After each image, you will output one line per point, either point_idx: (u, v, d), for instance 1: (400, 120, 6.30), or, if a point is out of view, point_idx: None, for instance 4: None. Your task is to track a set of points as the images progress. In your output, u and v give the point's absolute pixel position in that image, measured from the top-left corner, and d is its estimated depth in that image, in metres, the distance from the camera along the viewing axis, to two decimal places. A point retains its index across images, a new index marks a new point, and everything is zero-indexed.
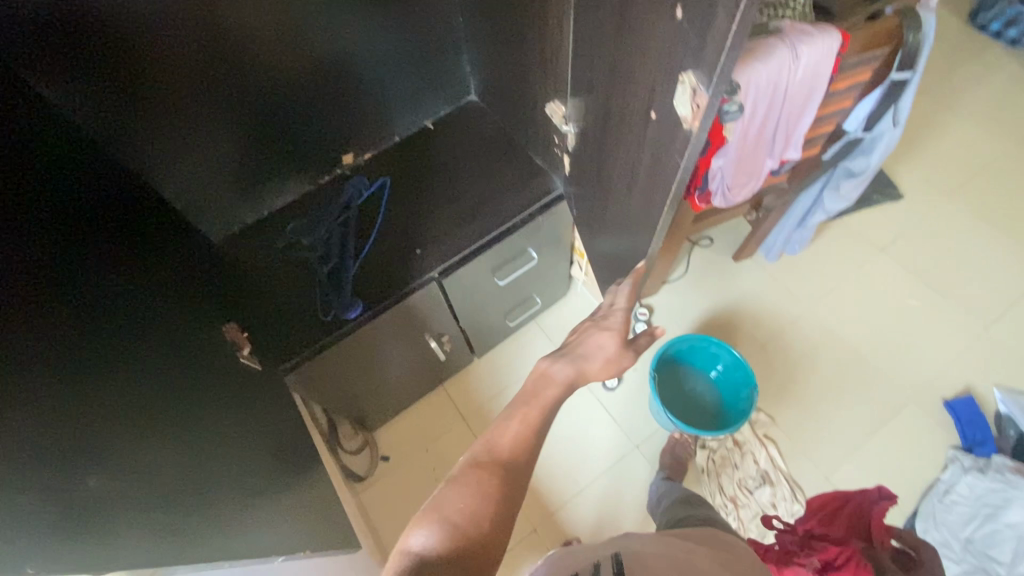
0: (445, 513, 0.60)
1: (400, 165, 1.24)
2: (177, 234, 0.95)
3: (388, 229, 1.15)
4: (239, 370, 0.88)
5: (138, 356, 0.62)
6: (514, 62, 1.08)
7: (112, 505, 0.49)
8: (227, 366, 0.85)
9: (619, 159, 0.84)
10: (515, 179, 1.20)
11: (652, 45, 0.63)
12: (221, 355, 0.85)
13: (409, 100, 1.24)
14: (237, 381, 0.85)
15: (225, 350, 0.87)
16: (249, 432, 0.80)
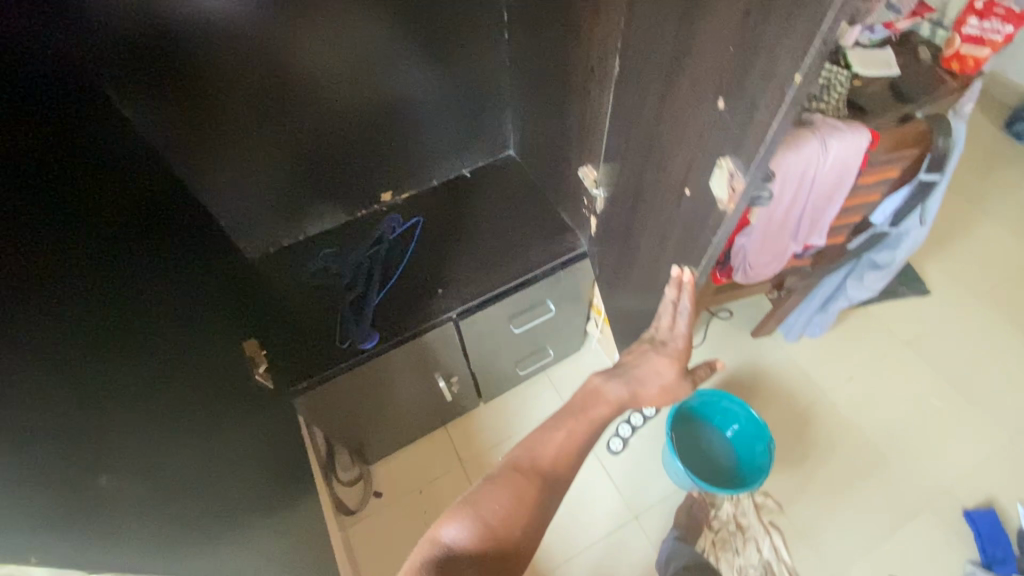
0: (480, 511, 0.68)
1: (434, 207, 1.29)
2: (216, 248, 1.01)
3: (416, 268, 1.19)
4: (250, 384, 0.89)
5: (162, 361, 0.65)
6: (555, 124, 1.14)
7: (113, 506, 0.50)
8: (240, 378, 0.86)
9: (647, 228, 0.87)
10: (543, 233, 1.23)
11: (689, 126, 0.67)
12: (236, 367, 0.86)
13: (450, 147, 1.30)
14: (246, 395, 0.86)
15: (242, 365, 0.89)
16: (253, 451, 0.81)
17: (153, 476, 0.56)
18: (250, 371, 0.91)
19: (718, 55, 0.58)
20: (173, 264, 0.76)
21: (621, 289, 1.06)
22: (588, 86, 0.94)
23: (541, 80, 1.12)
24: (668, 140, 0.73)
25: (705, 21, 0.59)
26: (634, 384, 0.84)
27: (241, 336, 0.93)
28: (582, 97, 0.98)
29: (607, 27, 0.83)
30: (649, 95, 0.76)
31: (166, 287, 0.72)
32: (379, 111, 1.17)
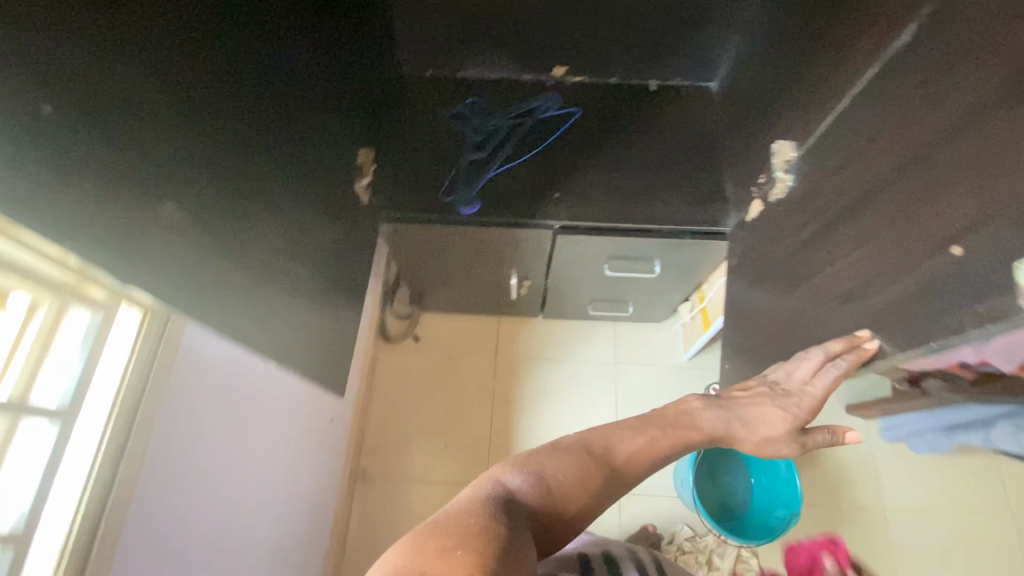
0: (545, 470, 0.61)
1: (600, 105, 1.15)
2: (363, 48, 0.97)
3: (546, 160, 1.09)
4: (326, 176, 0.83)
5: (256, 127, 0.63)
6: (773, 76, 0.92)
7: (172, 237, 0.50)
8: (316, 163, 0.79)
9: (827, 256, 0.69)
10: (694, 192, 1.06)
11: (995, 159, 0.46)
12: (315, 149, 0.79)
13: (640, 50, 1.13)
14: (318, 185, 0.80)
15: (323, 150, 0.82)
16: (320, 251, 0.82)
17: (198, 215, 0.53)
18: (329, 162, 0.84)
19: None
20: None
21: (754, 302, 0.91)
22: (839, 47, 0.72)
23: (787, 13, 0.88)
24: (928, 163, 0.53)
25: None
26: (734, 423, 0.75)
27: (337, 128, 0.86)
28: (823, 58, 0.75)
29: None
30: (926, 93, 0.55)
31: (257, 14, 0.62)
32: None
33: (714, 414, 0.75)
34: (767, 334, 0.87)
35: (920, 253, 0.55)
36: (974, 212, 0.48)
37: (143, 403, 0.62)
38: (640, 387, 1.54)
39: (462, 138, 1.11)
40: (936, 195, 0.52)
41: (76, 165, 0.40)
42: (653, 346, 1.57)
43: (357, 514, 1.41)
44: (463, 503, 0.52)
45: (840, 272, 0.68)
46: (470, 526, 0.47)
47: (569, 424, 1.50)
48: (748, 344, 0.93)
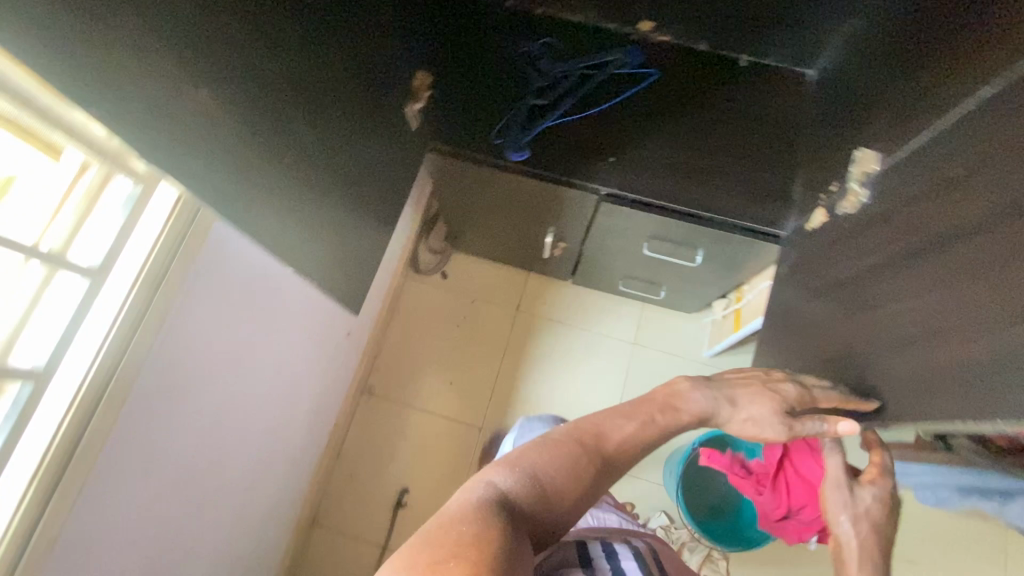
0: (533, 467, 0.60)
1: (679, 73, 1.06)
2: None
3: (607, 121, 1.03)
4: (367, 85, 0.77)
5: (311, 31, 0.61)
6: (879, 75, 0.81)
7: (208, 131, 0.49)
8: (357, 64, 0.73)
9: (877, 287, 0.63)
10: (757, 187, 0.99)
11: None
12: (357, 51, 0.73)
13: (738, 18, 1.02)
14: (357, 92, 0.74)
15: (366, 53, 0.75)
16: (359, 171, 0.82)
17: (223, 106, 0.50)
18: (372, 70, 0.78)
19: None
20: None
21: (790, 317, 0.85)
22: (962, 54, 0.62)
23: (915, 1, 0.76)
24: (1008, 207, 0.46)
25: None
26: (722, 402, 0.71)
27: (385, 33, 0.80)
28: (942, 65, 0.65)
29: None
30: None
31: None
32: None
33: (702, 394, 0.71)
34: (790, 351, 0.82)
35: (963, 305, 0.48)
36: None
37: (165, 279, 0.63)
38: (653, 373, 1.51)
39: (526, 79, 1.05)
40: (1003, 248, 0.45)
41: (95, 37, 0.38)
42: (677, 335, 1.53)
43: (357, 428, 1.48)
44: (456, 507, 0.53)
45: (878, 301, 0.61)
46: (460, 535, 0.48)
47: (575, 391, 1.50)
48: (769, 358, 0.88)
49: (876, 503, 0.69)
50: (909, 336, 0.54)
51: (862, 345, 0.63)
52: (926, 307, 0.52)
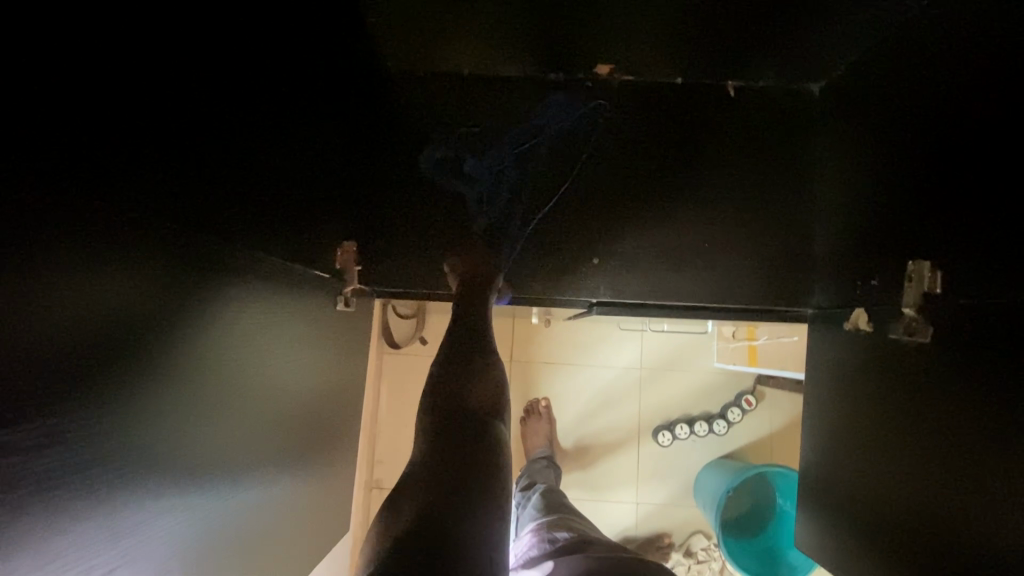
0: None
1: (654, 124, 0.86)
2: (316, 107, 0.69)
3: (579, 209, 0.85)
4: (169, 381, 0.46)
5: (182, 505, 0.49)
6: (926, 149, 0.62)
7: None
8: (8, 386, 0.32)
9: (973, 494, 0.52)
10: (776, 258, 0.84)
11: None
12: (67, 390, 0.36)
13: (720, 48, 0.80)
14: (29, 429, 0.34)
15: (75, 328, 0.37)
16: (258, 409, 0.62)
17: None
18: (157, 319, 0.45)
19: None
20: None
21: (840, 430, 0.75)
22: None
23: (967, 64, 0.57)
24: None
25: None
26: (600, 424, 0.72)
27: (210, 241, 0.52)
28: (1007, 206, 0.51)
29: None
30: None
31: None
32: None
33: None
34: (845, 474, 0.73)
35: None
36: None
37: None
38: (666, 397, 1.43)
39: (464, 180, 0.87)
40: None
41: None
42: (684, 350, 1.43)
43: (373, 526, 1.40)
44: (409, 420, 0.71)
45: (982, 524, 0.51)
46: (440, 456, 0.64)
47: (587, 431, 1.44)
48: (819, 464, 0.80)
49: None
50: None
51: (957, 562, 0.53)
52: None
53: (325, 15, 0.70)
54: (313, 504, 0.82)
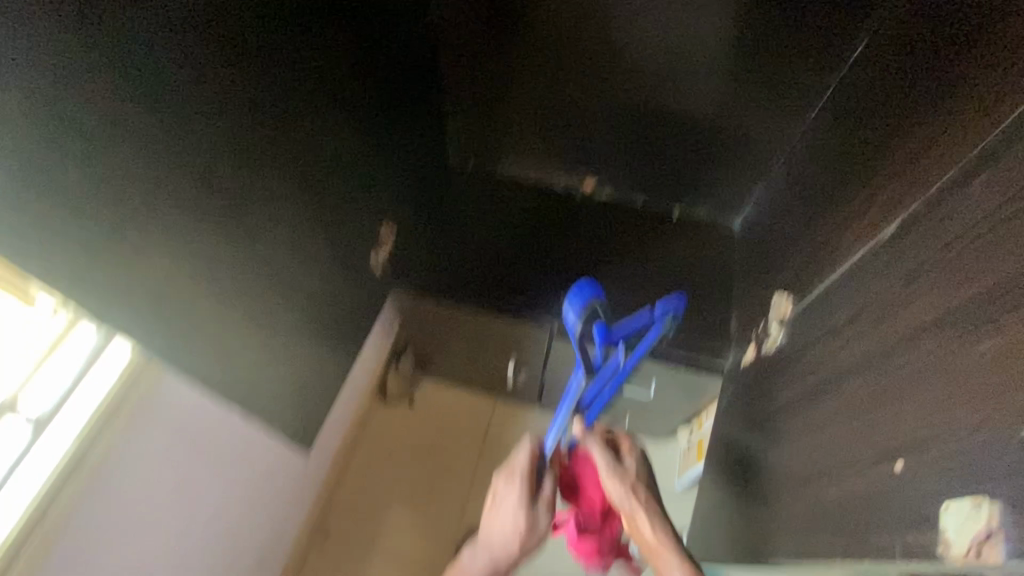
0: (497, 517, 0.78)
1: (622, 222, 1.20)
2: (411, 136, 1.10)
3: (561, 260, 1.16)
4: (292, 172, 0.75)
5: (260, 241, 0.71)
6: (792, 224, 0.91)
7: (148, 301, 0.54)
8: (273, 62, 0.65)
9: (814, 416, 0.66)
10: (697, 324, 1.08)
11: (942, 391, 0.47)
12: (279, 94, 0.68)
13: (670, 178, 1.19)
14: (266, 84, 0.65)
15: (294, 82, 0.70)
16: (309, 301, 0.86)
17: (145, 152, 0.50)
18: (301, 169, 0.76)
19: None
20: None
21: (735, 449, 0.87)
22: (834, 226, 0.74)
23: (807, 171, 0.91)
24: (929, 329, 0.50)
25: None
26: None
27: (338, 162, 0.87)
28: (821, 234, 0.78)
29: (917, 165, 0.60)
30: (934, 262, 0.53)
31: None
32: (620, 88, 1.11)
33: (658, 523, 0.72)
34: (737, 482, 0.83)
35: (910, 439, 0.50)
36: (959, 429, 0.45)
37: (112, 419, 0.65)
38: None
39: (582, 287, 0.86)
40: (933, 373, 0.49)
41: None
42: None
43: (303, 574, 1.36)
44: None
45: (822, 429, 0.64)
46: None
47: None
48: (726, 496, 0.89)
49: (637, 464, 0.79)
50: (855, 473, 0.56)
51: (811, 468, 0.64)
52: (872, 443, 0.55)
53: (434, 101, 1.17)
54: (285, 439, 0.92)
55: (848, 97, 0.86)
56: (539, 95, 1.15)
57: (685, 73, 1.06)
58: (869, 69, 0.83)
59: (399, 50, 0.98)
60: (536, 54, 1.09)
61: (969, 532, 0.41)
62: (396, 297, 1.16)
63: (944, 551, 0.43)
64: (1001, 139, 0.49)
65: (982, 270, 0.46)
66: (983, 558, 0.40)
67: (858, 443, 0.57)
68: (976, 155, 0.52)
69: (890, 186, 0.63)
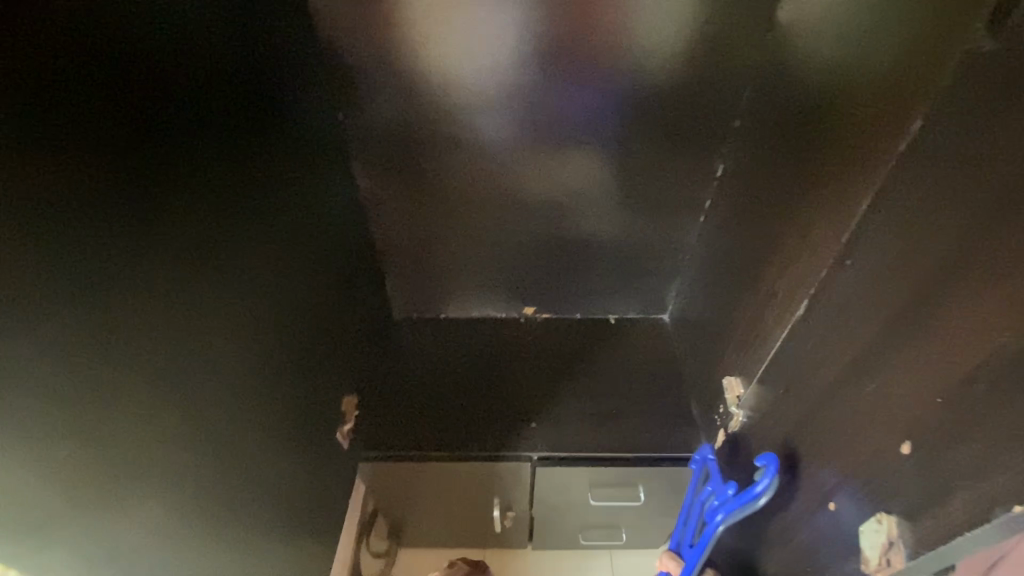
0: None
1: (567, 341, 1.28)
2: (356, 310, 1.11)
3: (520, 393, 1.19)
4: (255, 388, 0.72)
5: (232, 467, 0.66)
6: (718, 315, 1.02)
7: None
8: (227, 301, 0.63)
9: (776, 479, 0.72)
10: (659, 418, 1.14)
11: (867, 446, 0.54)
12: (233, 327, 0.65)
13: (602, 292, 1.28)
14: (223, 324, 0.63)
15: (248, 310, 0.68)
16: (289, 492, 0.84)
17: (172, 410, 0.54)
18: (263, 379, 0.74)
19: (915, 389, 0.48)
20: (270, 177, 0.73)
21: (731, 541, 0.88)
22: (753, 307, 0.84)
23: (716, 268, 1.04)
24: (836, 389, 0.59)
25: (912, 342, 0.49)
26: None
27: (303, 351, 0.87)
28: (744, 315, 0.88)
29: (803, 257, 0.70)
30: (827, 332, 0.63)
31: (249, 163, 0.67)
32: (545, 228, 1.18)
33: None
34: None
35: (855, 495, 0.55)
36: (882, 481, 0.51)
37: None
38: None
39: (774, 468, 0.67)
40: (848, 428, 0.57)
41: (12, 315, 0.37)
42: None
43: None
44: None
45: (792, 497, 0.69)
46: None
47: None
48: None
49: None
50: (826, 534, 0.61)
51: (796, 538, 0.68)
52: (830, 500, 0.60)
53: (373, 267, 1.20)
54: None
55: (728, 207, 1.00)
56: (465, 249, 1.22)
57: (579, 210, 1.15)
58: (736, 184, 0.97)
59: (340, 240, 1.01)
60: (449, 215, 1.16)
61: (878, 543, 0.52)
62: (364, 467, 1.11)
63: (867, 567, 0.54)
64: (859, 239, 0.58)
65: (859, 341, 0.56)
66: (893, 564, 0.50)
67: (820, 504, 0.62)
68: (843, 247, 0.61)
69: (786, 271, 0.74)
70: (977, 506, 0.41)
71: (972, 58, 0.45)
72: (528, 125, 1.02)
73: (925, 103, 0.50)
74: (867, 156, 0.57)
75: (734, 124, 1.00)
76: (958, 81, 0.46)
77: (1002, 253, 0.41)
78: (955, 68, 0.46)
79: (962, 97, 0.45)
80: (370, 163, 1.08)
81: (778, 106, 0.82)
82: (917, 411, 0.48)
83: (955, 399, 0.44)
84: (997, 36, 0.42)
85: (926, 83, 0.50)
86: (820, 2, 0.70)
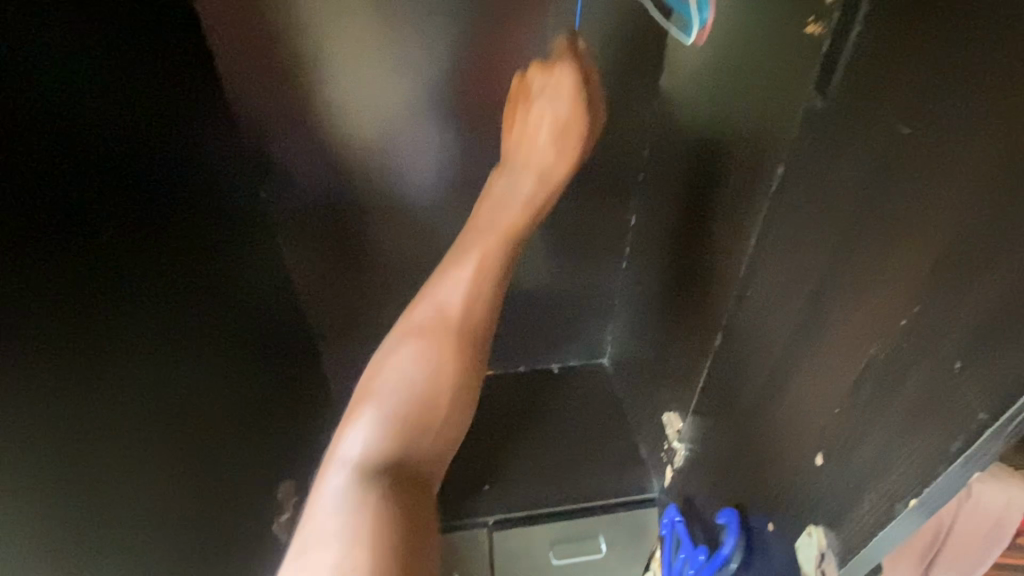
0: None
1: (511, 396, 1.27)
2: (288, 355, 1.03)
3: (468, 458, 1.17)
4: (171, 465, 0.64)
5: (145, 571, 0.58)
6: (650, 353, 1.06)
7: None
8: (119, 362, 0.56)
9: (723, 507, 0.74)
10: (608, 464, 1.15)
11: (788, 461, 0.58)
12: (133, 390, 0.58)
13: (541, 342, 1.30)
14: (119, 390, 0.56)
15: (151, 370, 0.61)
16: None
17: (35, 483, 0.46)
18: (188, 464, 0.66)
19: (817, 403, 0.52)
20: (179, 228, 0.69)
21: None
22: (680, 343, 0.89)
23: (643, 309, 1.10)
24: (756, 412, 0.64)
25: (809, 361, 0.54)
26: None
27: (240, 439, 0.80)
28: (673, 352, 0.92)
29: (714, 292, 0.76)
30: (739, 359, 0.67)
31: (149, 209, 0.63)
32: None
33: None
34: None
35: (785, 511, 0.59)
36: (806, 493, 0.55)
37: None
38: None
39: (736, 525, 0.69)
40: (771, 448, 0.61)
41: None
42: None
43: None
44: None
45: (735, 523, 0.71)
46: None
47: None
48: None
49: None
50: (771, 555, 0.63)
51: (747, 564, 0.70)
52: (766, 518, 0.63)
53: (309, 340, 1.15)
54: None
55: (646, 252, 1.08)
56: (399, 313, 1.19)
57: None
58: (650, 230, 1.05)
59: (261, 280, 0.95)
60: (379, 281, 1.14)
61: (813, 555, 0.54)
62: None
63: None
64: (754, 272, 0.64)
65: (767, 364, 0.61)
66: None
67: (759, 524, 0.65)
68: (742, 281, 0.67)
69: (701, 307, 0.80)
70: (881, 505, 0.45)
71: (809, 114, 0.53)
72: (449, 188, 1.05)
73: (783, 151, 0.58)
74: (751, 198, 0.65)
75: (639, 176, 1.09)
76: (802, 132, 0.54)
77: (861, 274, 0.47)
78: (800, 121, 0.54)
79: (809, 147, 0.53)
80: (293, 235, 1.05)
81: (674, 157, 0.91)
82: (821, 422, 0.52)
83: (848, 409, 0.48)
84: (825, 96, 0.51)
85: (780, 134, 0.58)
86: (693, 68, 0.80)
